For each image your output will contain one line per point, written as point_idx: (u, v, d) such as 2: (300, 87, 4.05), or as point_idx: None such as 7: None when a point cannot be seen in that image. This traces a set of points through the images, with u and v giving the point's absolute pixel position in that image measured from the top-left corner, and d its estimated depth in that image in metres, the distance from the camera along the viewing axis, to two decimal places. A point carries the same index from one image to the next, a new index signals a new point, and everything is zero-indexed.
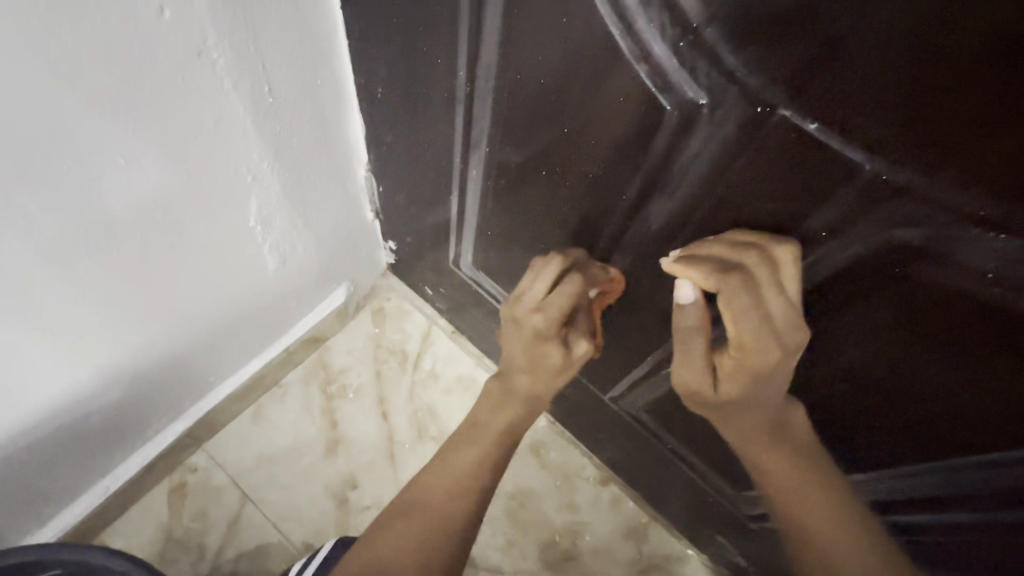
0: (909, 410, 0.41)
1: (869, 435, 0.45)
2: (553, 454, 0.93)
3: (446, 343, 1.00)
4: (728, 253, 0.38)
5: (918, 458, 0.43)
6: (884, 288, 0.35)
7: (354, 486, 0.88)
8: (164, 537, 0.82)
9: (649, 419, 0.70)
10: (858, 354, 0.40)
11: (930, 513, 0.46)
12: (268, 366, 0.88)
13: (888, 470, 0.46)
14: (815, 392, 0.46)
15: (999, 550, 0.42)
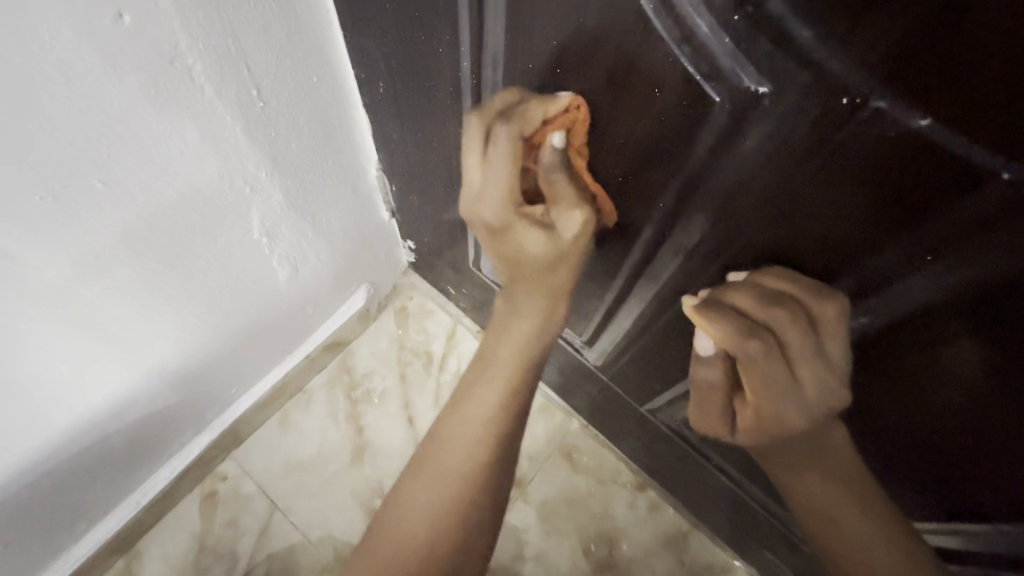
0: (1002, 472, 0.33)
1: (959, 491, 0.37)
2: (586, 459, 0.88)
3: (472, 343, 0.96)
4: (755, 308, 0.36)
5: (1007, 523, 0.36)
6: (1000, 329, 0.27)
7: (382, 493, 0.86)
8: (197, 546, 0.82)
9: (690, 433, 0.64)
10: (958, 401, 0.32)
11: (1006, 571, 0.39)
12: (291, 373, 0.86)
13: (977, 529, 0.38)
14: (883, 432, 0.39)
15: None
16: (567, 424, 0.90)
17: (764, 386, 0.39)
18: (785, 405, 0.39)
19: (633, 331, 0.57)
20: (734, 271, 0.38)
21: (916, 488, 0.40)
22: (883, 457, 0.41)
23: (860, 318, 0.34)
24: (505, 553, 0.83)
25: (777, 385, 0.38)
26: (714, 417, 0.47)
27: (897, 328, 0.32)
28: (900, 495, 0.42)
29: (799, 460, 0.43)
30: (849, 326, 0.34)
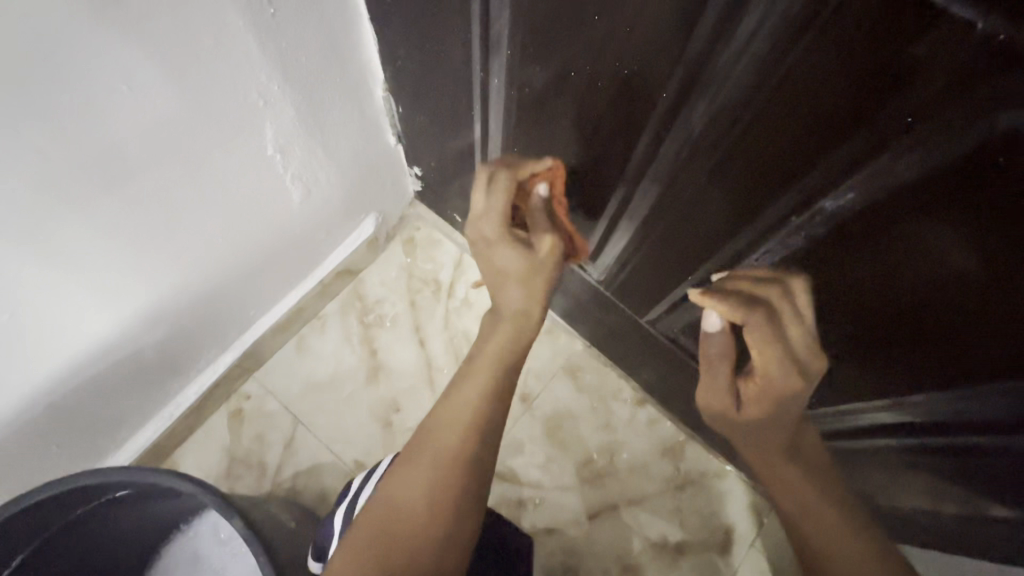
0: (960, 336, 0.38)
1: (930, 351, 0.41)
2: (589, 377, 0.93)
3: (478, 271, 0.99)
4: (750, 287, 0.46)
5: (963, 385, 0.41)
6: (972, 189, 0.30)
7: (397, 409, 0.91)
8: (227, 457, 0.88)
9: (687, 342, 0.68)
10: (930, 265, 0.36)
11: (976, 437, 0.44)
12: (306, 299, 0.90)
13: (950, 390, 0.43)
14: (859, 310, 0.44)
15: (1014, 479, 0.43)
16: (571, 345, 0.94)
17: (766, 349, 0.47)
18: (784, 364, 0.48)
19: (634, 243, 0.60)
20: (730, 163, 0.40)
21: (890, 362, 0.46)
22: (860, 337, 0.46)
23: (848, 193, 0.36)
24: (513, 463, 0.90)
25: (775, 348, 0.47)
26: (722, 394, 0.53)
27: (873, 210, 0.36)
28: (880, 369, 0.48)
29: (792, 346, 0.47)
30: (838, 200, 0.37)
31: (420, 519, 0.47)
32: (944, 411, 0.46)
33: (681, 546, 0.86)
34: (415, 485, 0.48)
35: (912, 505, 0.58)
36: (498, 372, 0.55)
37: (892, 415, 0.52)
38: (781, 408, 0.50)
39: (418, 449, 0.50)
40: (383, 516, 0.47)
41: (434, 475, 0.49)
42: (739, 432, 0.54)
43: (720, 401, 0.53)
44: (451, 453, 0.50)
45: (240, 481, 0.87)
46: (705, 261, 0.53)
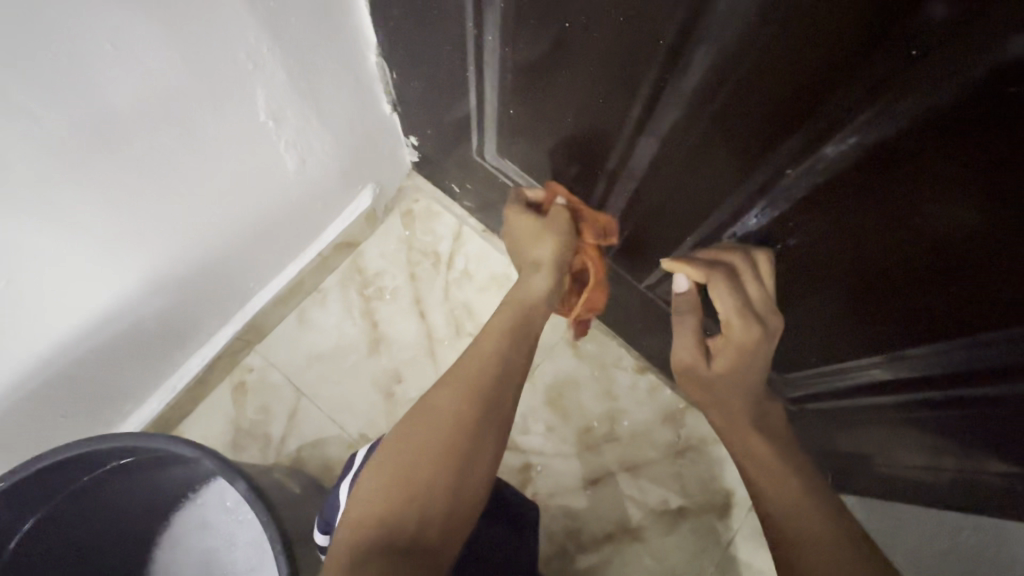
0: (960, 285, 0.38)
1: (930, 303, 0.41)
2: (590, 347, 0.93)
3: (478, 242, 0.99)
4: (716, 254, 0.53)
5: (965, 334, 0.41)
6: (974, 125, 0.29)
7: (399, 380, 0.92)
8: (233, 428, 0.89)
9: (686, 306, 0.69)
10: (930, 211, 0.35)
11: (977, 387, 0.44)
12: (305, 272, 0.90)
13: (952, 342, 0.43)
14: (860, 263, 0.43)
15: (1005, 425, 0.43)
16: None
17: (728, 305, 0.52)
18: (744, 322, 0.53)
19: (634, 204, 0.59)
20: (731, 112, 0.40)
21: (892, 316, 0.46)
22: (861, 291, 0.46)
23: (850, 136, 0.35)
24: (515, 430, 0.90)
25: (734, 304, 0.52)
26: (688, 350, 0.58)
27: (873, 155, 0.36)
28: (882, 323, 0.47)
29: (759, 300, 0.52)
30: (840, 146, 0.36)
31: (435, 457, 0.47)
32: (949, 363, 0.45)
33: (682, 510, 0.87)
34: (430, 427, 0.48)
35: (909, 463, 0.59)
36: (517, 334, 0.57)
37: (893, 369, 0.52)
38: (744, 362, 0.55)
39: (434, 395, 0.51)
40: (397, 455, 0.47)
41: (449, 417, 0.49)
42: (701, 387, 0.58)
43: (688, 356, 0.58)
44: (468, 398, 0.50)
45: (245, 451, 0.89)
46: (706, 221, 0.53)
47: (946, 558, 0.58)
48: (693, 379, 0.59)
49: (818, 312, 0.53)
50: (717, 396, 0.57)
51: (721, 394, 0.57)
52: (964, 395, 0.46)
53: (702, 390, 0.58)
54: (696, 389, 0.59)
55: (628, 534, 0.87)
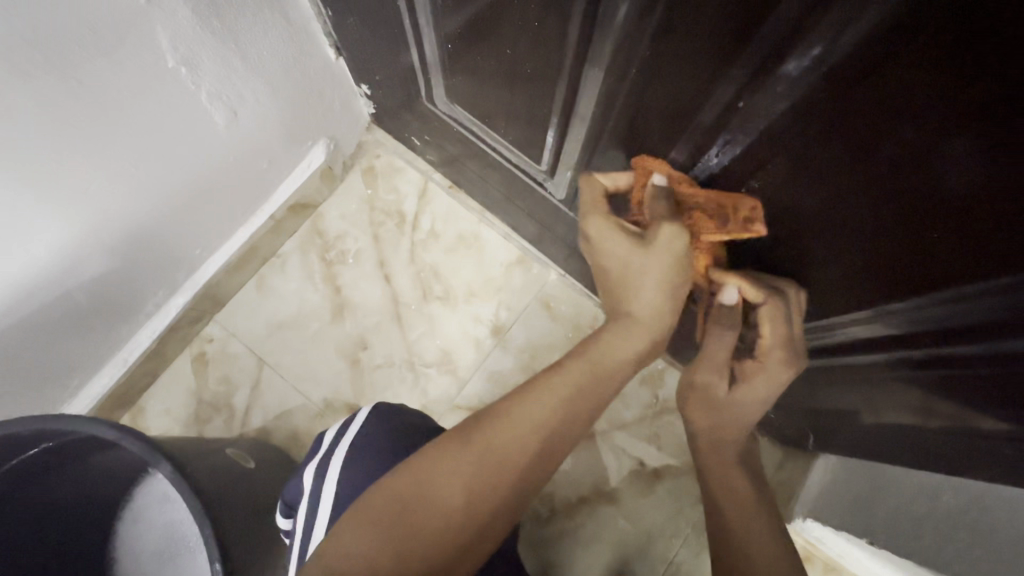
0: (952, 226, 0.32)
1: (910, 250, 0.36)
2: (564, 307, 0.89)
3: (445, 199, 0.93)
4: (769, 279, 0.51)
5: (955, 286, 0.36)
6: (949, 27, 0.24)
7: (364, 347, 0.88)
8: (195, 401, 0.86)
9: None
10: (905, 137, 0.30)
11: (971, 346, 0.40)
12: (258, 236, 0.84)
13: (936, 294, 0.38)
14: (829, 206, 0.38)
15: (1006, 384, 0.39)
16: (544, 275, 0.90)
17: (773, 330, 0.51)
18: (783, 356, 0.54)
19: (593, 149, 0.54)
20: (677, 29, 0.34)
21: (878, 268, 0.40)
22: (842, 240, 0.40)
23: (813, 48, 0.29)
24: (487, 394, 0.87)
25: (779, 333, 0.52)
26: (711, 373, 0.57)
27: (842, 72, 0.30)
28: (866, 276, 0.42)
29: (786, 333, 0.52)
30: (800, 60, 0.31)
31: (449, 517, 0.43)
32: (942, 319, 0.40)
33: (659, 471, 0.85)
34: (437, 497, 0.43)
35: (889, 422, 0.54)
36: (573, 403, 0.49)
37: (879, 324, 0.46)
38: (770, 389, 0.55)
39: (455, 456, 0.45)
40: (421, 488, 0.44)
41: (460, 493, 0.44)
42: (708, 405, 0.59)
43: (709, 376, 0.58)
44: (494, 477, 0.45)
45: (209, 424, 0.86)
46: (662, 166, 0.48)
47: (925, 522, 0.56)
48: (702, 396, 0.59)
49: (799, 264, 0.47)
50: (724, 418, 0.58)
51: (726, 417, 0.58)
52: (959, 354, 0.41)
53: (705, 410, 0.59)
54: (697, 408, 0.60)
55: (603, 497, 0.85)
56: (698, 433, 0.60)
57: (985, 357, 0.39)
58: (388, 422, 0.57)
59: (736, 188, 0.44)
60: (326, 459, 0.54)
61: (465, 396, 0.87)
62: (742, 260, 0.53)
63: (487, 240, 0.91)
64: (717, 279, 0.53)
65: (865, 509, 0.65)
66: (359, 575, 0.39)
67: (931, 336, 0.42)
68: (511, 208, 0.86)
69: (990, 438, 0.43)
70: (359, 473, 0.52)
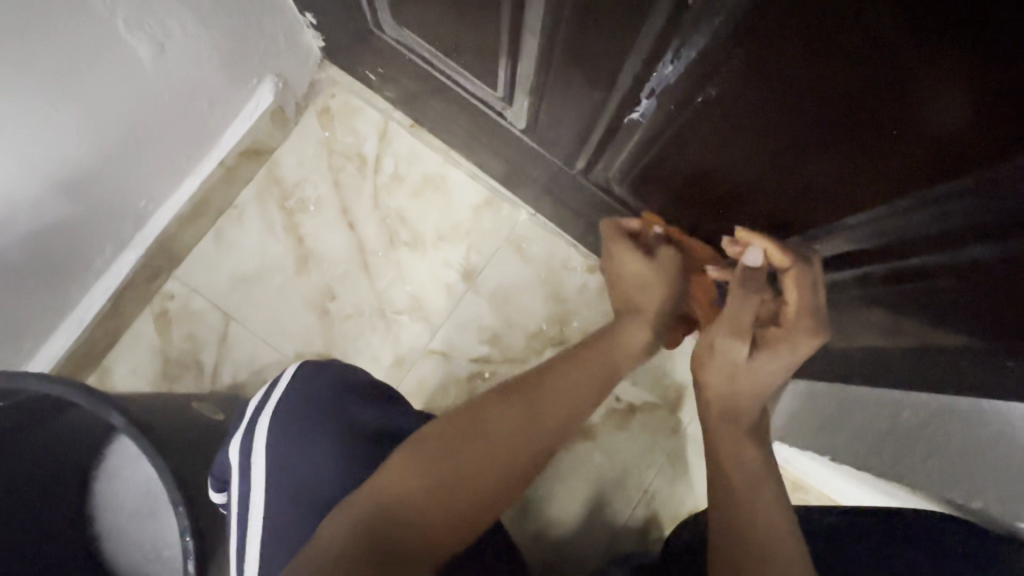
0: (908, 120, 0.31)
1: (868, 154, 0.35)
2: (535, 248, 0.87)
3: (407, 140, 0.88)
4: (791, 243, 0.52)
5: (913, 190, 0.35)
6: None
7: (332, 297, 0.86)
8: (161, 359, 0.84)
9: (620, 187, 0.66)
10: (868, 23, 0.28)
11: (929, 257, 0.39)
12: (210, 185, 0.80)
13: (894, 202, 0.38)
14: (787, 110, 0.36)
15: (956, 295, 0.39)
16: (514, 216, 0.87)
17: (797, 292, 0.52)
18: (808, 319, 0.52)
19: (548, 71, 0.51)
20: None
21: (835, 177, 0.39)
22: (799, 149, 0.39)
23: None
24: (461, 337, 0.85)
25: (803, 296, 0.52)
26: (739, 341, 0.53)
27: None
28: (827, 189, 0.41)
29: (807, 307, 0.52)
30: None
31: (494, 469, 0.44)
32: (898, 228, 0.40)
33: (635, 405, 0.86)
34: (489, 441, 0.45)
35: (858, 344, 0.55)
36: (588, 395, 0.50)
37: (841, 240, 0.46)
38: (795, 357, 0.52)
39: (504, 406, 0.47)
40: (471, 437, 0.45)
41: (511, 438, 0.45)
42: (727, 372, 0.53)
43: (729, 340, 0.53)
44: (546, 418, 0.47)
45: (179, 382, 0.83)
46: (615, 85, 0.46)
47: (886, 437, 0.57)
48: (721, 360, 0.53)
49: (761, 183, 0.46)
50: (740, 389, 0.53)
51: (741, 386, 0.53)
52: (918, 267, 0.41)
53: (723, 376, 0.53)
54: (712, 371, 0.54)
55: (580, 433, 0.86)
56: (708, 402, 0.54)
57: (942, 266, 0.39)
58: (315, 377, 0.56)
59: (693, 99, 0.42)
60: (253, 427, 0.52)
61: (439, 342, 0.86)
62: (702, 183, 0.52)
63: (454, 182, 0.88)
64: (742, 240, 0.55)
65: (827, 430, 0.66)
66: (409, 509, 0.41)
67: (891, 248, 0.42)
68: (476, 146, 0.82)
69: (949, 350, 0.43)
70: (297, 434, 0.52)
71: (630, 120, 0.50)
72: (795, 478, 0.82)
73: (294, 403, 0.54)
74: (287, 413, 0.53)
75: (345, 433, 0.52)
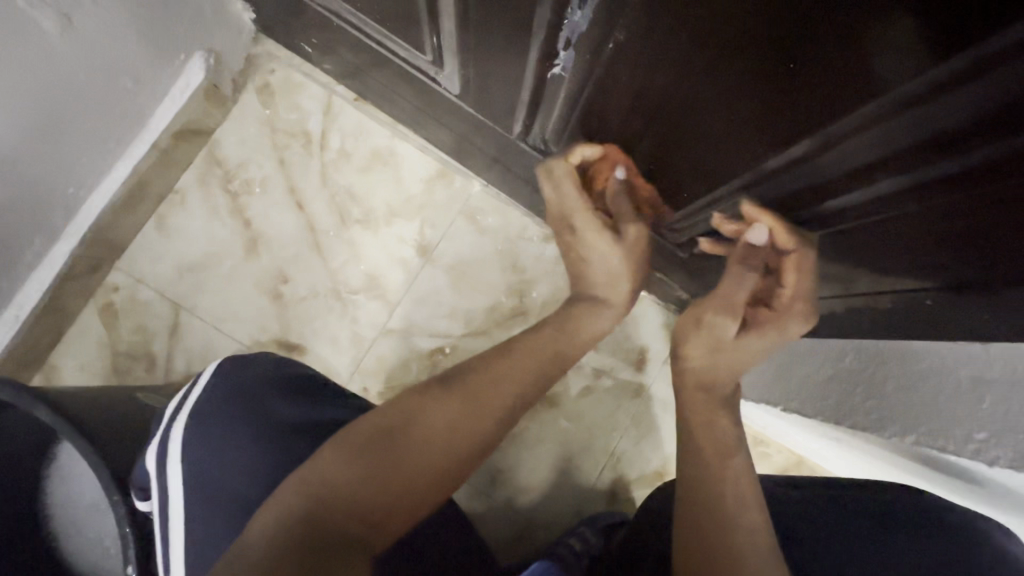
0: (836, 36, 0.31)
1: (791, 82, 0.35)
2: (490, 219, 0.86)
3: (352, 114, 0.86)
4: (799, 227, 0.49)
5: (838, 117, 0.36)
6: None
7: (284, 280, 0.83)
8: (109, 353, 0.81)
9: (559, 152, 0.66)
10: None
11: (861, 188, 0.40)
12: (143, 169, 0.76)
13: (822, 135, 0.38)
14: (712, 38, 0.36)
15: (892, 219, 0.40)
16: (467, 188, 0.86)
17: (796, 278, 0.52)
18: (801, 304, 0.54)
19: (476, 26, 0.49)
20: None
21: (773, 109, 0.38)
22: (733, 78, 0.38)
23: None
24: (420, 314, 0.84)
25: (800, 284, 0.52)
26: (729, 318, 0.56)
27: None
28: (762, 123, 0.40)
29: (806, 288, 0.53)
30: None
31: (438, 448, 0.47)
32: (842, 158, 0.39)
33: (598, 371, 0.87)
34: (426, 426, 0.48)
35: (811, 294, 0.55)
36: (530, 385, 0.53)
37: (784, 180, 0.45)
38: (780, 335, 0.55)
39: (442, 394, 0.50)
40: (413, 422, 0.48)
41: (451, 421, 0.49)
42: (707, 346, 0.58)
43: (721, 319, 0.57)
44: (478, 410, 0.50)
45: (131, 374, 0.81)
46: (532, 35, 0.46)
47: (830, 381, 0.58)
48: (708, 334, 0.58)
49: (692, 127, 0.46)
50: (722, 361, 0.58)
51: (724, 358, 0.58)
52: (853, 199, 0.42)
53: (707, 349, 0.58)
54: (695, 342, 0.59)
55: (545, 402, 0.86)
56: (686, 371, 0.60)
57: (893, 191, 0.39)
58: (225, 384, 0.53)
59: (607, 42, 0.44)
60: (165, 436, 0.49)
61: (397, 320, 0.84)
62: (635, 133, 0.53)
63: (404, 156, 0.86)
64: (747, 216, 0.51)
65: (779, 381, 0.68)
66: (342, 499, 0.42)
67: (838, 181, 0.42)
68: (422, 118, 0.80)
69: (902, 281, 0.43)
70: (223, 433, 0.51)
71: (555, 73, 0.51)
72: (757, 434, 0.87)
73: (221, 396, 0.53)
74: (215, 405, 0.52)
75: (266, 433, 0.52)
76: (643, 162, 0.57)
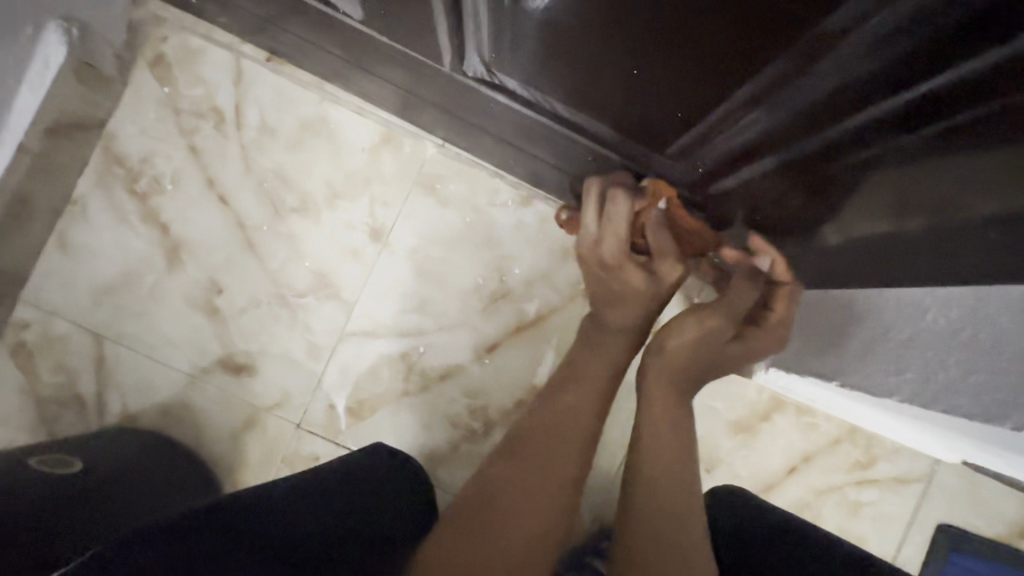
0: None
1: None
2: (453, 186, 0.70)
3: (267, 78, 0.70)
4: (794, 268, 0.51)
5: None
6: None
7: (218, 291, 0.70)
8: (31, 401, 0.69)
9: (506, 81, 0.50)
10: None
11: (883, 97, 0.31)
12: (17, 181, 0.61)
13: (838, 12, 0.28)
14: None
15: (918, 139, 0.30)
16: (419, 152, 0.70)
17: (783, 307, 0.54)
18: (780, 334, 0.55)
19: None
20: None
21: None
22: None
23: None
24: (385, 311, 0.71)
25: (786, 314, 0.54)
26: (724, 330, 0.54)
27: None
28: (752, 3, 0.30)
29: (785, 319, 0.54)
30: None
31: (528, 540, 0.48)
32: (871, 46, 0.29)
33: None
34: (512, 521, 0.48)
35: (841, 237, 0.41)
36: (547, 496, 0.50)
37: (793, 93, 0.35)
38: (763, 351, 0.56)
39: (506, 466, 0.52)
40: (501, 541, 0.47)
41: (527, 522, 0.49)
42: (698, 345, 0.55)
43: (724, 324, 0.54)
44: (539, 500, 0.50)
45: (59, 423, 0.69)
46: None
47: (904, 350, 0.43)
48: (703, 338, 0.55)
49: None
50: (704, 361, 0.56)
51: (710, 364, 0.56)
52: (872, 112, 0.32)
53: (691, 342, 0.55)
54: (681, 337, 0.55)
55: None
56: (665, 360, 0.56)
57: (942, 85, 0.27)
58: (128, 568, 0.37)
59: None
60: None
61: (357, 321, 0.71)
62: (599, 31, 0.38)
63: (337, 122, 0.70)
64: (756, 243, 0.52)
65: (824, 352, 0.54)
66: None
67: (857, 83, 0.31)
68: (349, 71, 0.64)
69: (946, 228, 0.31)
70: None
71: None
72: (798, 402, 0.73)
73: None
74: None
75: None
76: (617, 77, 0.42)
